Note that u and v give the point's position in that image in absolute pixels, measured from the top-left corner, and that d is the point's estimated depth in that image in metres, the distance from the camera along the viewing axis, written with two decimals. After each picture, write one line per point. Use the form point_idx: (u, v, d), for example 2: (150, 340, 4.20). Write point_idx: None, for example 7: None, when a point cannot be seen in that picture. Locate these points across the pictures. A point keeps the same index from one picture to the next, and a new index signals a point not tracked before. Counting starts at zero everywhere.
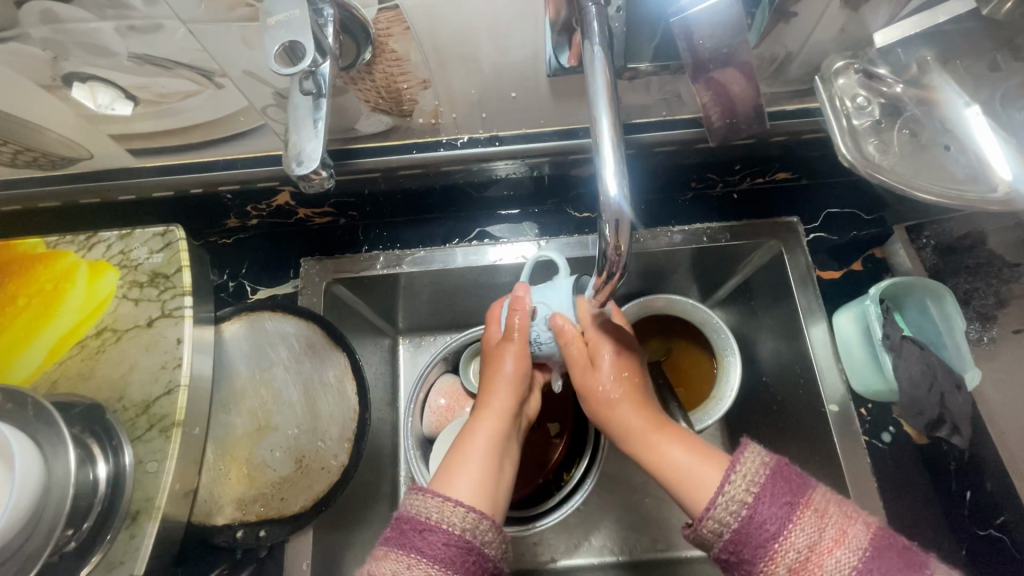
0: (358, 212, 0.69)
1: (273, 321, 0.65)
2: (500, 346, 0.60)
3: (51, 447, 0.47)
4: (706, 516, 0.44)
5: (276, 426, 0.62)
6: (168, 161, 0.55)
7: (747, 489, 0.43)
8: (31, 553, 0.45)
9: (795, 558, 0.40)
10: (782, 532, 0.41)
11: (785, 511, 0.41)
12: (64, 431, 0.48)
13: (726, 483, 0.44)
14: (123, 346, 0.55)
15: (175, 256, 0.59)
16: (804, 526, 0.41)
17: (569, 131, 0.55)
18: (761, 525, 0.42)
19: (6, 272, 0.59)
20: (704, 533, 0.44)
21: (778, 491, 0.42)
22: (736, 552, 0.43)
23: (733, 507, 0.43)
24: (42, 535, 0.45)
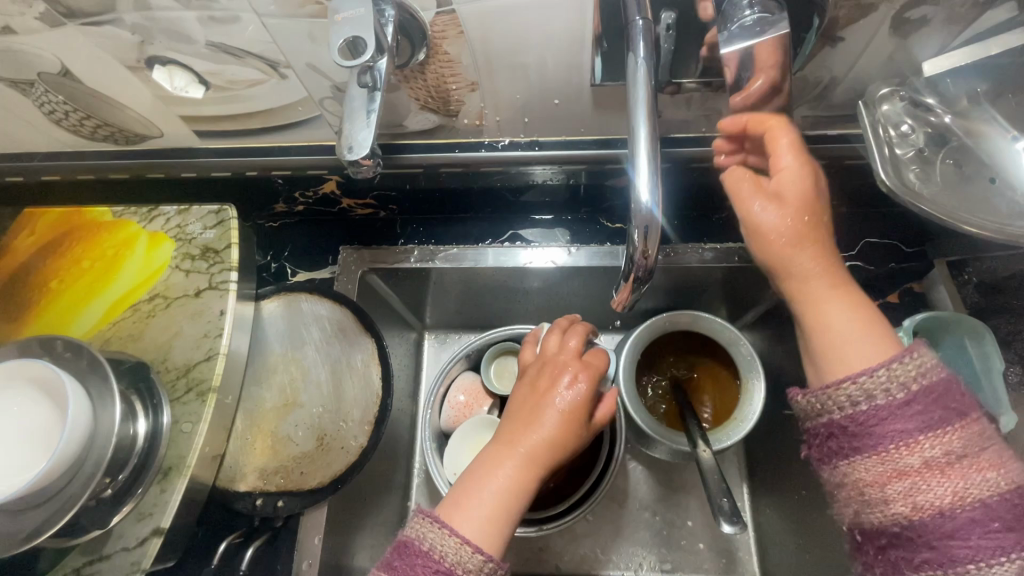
0: (397, 206, 0.72)
1: (309, 303, 0.67)
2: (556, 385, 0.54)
3: (98, 402, 0.51)
4: (845, 392, 0.42)
5: (302, 403, 0.64)
6: (230, 145, 0.59)
7: (914, 376, 0.40)
8: (71, 495, 0.48)
9: (924, 460, 0.38)
10: (925, 433, 0.39)
11: (943, 415, 0.39)
12: (114, 385, 0.51)
13: (895, 362, 0.41)
14: (172, 313, 0.59)
15: (226, 233, 0.63)
16: (959, 437, 0.39)
17: (607, 141, 0.56)
18: (906, 416, 0.39)
19: (76, 236, 0.65)
20: (835, 398, 0.42)
21: (944, 397, 0.40)
22: (855, 428, 0.41)
23: (888, 387, 0.40)
24: (81, 483, 0.49)
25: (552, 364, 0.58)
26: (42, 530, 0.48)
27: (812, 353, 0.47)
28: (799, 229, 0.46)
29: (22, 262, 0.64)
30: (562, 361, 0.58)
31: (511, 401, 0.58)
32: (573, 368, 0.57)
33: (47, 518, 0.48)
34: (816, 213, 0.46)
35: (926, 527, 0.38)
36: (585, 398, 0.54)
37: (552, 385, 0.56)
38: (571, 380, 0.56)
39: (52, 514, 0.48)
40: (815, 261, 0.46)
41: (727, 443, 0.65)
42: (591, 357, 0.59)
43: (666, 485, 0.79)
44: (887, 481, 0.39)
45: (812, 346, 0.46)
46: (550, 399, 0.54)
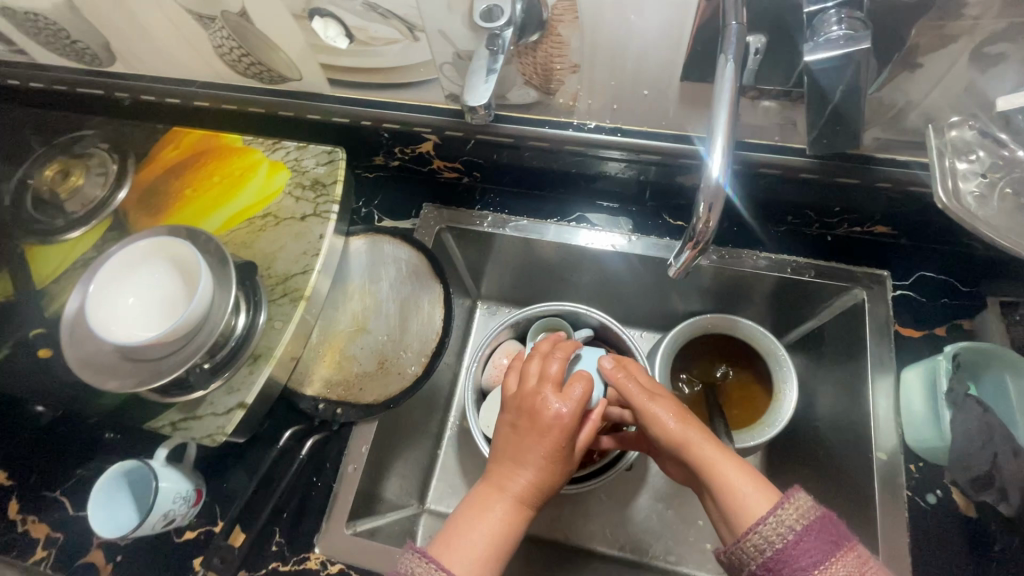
0: (481, 174, 0.80)
1: (391, 246, 0.75)
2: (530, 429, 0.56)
3: (217, 296, 0.59)
4: (751, 534, 0.49)
5: (370, 330, 0.73)
6: (354, 95, 0.69)
7: (797, 511, 0.48)
8: (180, 361, 0.56)
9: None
10: (823, 564, 0.46)
11: (828, 547, 0.47)
12: (233, 282, 0.59)
13: (777, 508, 0.49)
14: (279, 229, 0.69)
15: (335, 171, 0.72)
16: (845, 562, 0.46)
17: (684, 136, 0.61)
18: (800, 554, 0.47)
19: (211, 155, 0.76)
20: (744, 549, 0.49)
21: (825, 531, 0.47)
22: (767, 569, 0.48)
23: (780, 531, 0.48)
24: (188, 351, 0.57)
25: (533, 399, 0.58)
26: (144, 383, 0.55)
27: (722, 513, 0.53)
28: (688, 423, 0.57)
29: (162, 172, 0.76)
30: (542, 394, 0.58)
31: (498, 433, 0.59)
32: (557, 402, 0.56)
33: (156, 375, 0.56)
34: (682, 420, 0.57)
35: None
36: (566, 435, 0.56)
37: (529, 426, 0.57)
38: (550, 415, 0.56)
39: (159, 373, 0.56)
40: (703, 439, 0.55)
41: (750, 442, 0.70)
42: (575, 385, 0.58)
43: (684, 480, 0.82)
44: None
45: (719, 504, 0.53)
46: (532, 443, 0.56)
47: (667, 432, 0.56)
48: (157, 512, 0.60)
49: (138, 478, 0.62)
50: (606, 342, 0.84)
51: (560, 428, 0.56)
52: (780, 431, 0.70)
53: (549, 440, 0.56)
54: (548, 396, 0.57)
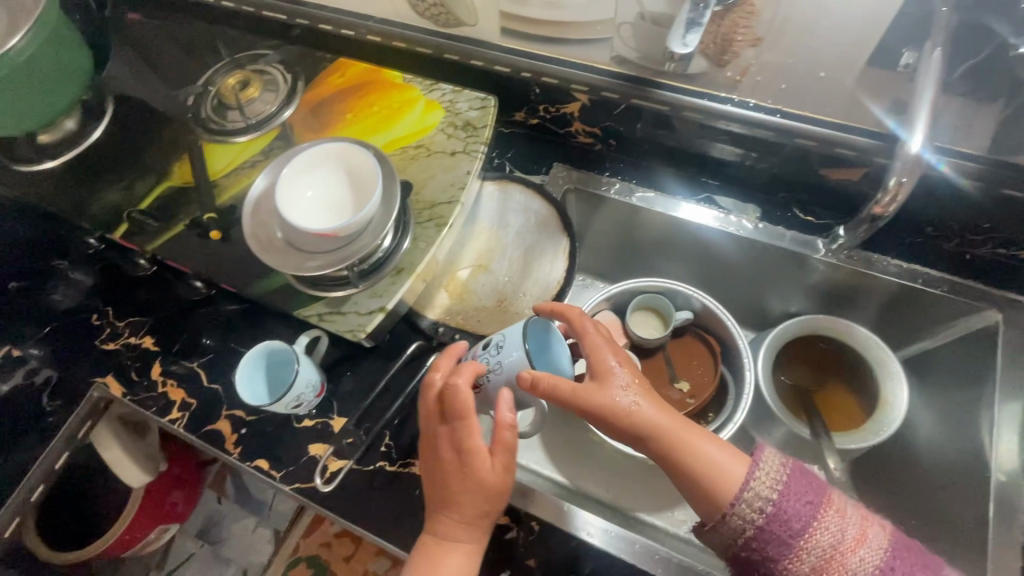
0: (616, 142, 0.82)
1: (522, 195, 0.79)
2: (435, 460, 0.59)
3: (376, 221, 0.64)
4: (735, 507, 0.53)
5: (493, 270, 0.77)
6: (520, 46, 0.72)
7: (774, 474, 0.53)
8: (325, 262, 0.63)
9: (821, 541, 0.50)
10: (807, 519, 0.51)
11: (810, 504, 0.51)
12: (394, 217, 0.63)
13: (753, 473, 0.54)
14: (430, 160, 0.74)
15: (486, 116, 0.77)
16: (828, 517, 0.51)
17: (848, 125, 0.61)
18: (787, 514, 0.51)
19: (374, 86, 0.81)
20: (733, 522, 0.53)
21: (799, 488, 0.52)
22: (763, 538, 0.51)
23: (763, 495, 0.52)
24: (348, 253, 0.63)
25: (427, 431, 0.60)
26: (292, 269, 0.62)
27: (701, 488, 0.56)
28: (637, 392, 0.58)
29: (327, 95, 0.82)
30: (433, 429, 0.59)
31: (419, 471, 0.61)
32: (457, 430, 0.58)
33: (302, 264, 0.63)
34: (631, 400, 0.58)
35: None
36: (466, 457, 0.56)
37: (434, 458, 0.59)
38: (450, 449, 0.58)
39: (302, 265, 0.63)
40: (657, 415, 0.58)
41: (850, 446, 0.71)
42: (456, 386, 0.58)
43: None
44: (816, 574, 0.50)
45: (694, 481, 0.56)
46: (449, 482, 0.57)
47: (620, 420, 0.58)
48: (299, 388, 0.66)
49: (284, 360, 0.71)
50: (709, 324, 0.86)
51: (464, 455, 0.57)
52: (884, 440, 0.70)
53: (463, 471, 0.57)
54: (437, 429, 0.59)
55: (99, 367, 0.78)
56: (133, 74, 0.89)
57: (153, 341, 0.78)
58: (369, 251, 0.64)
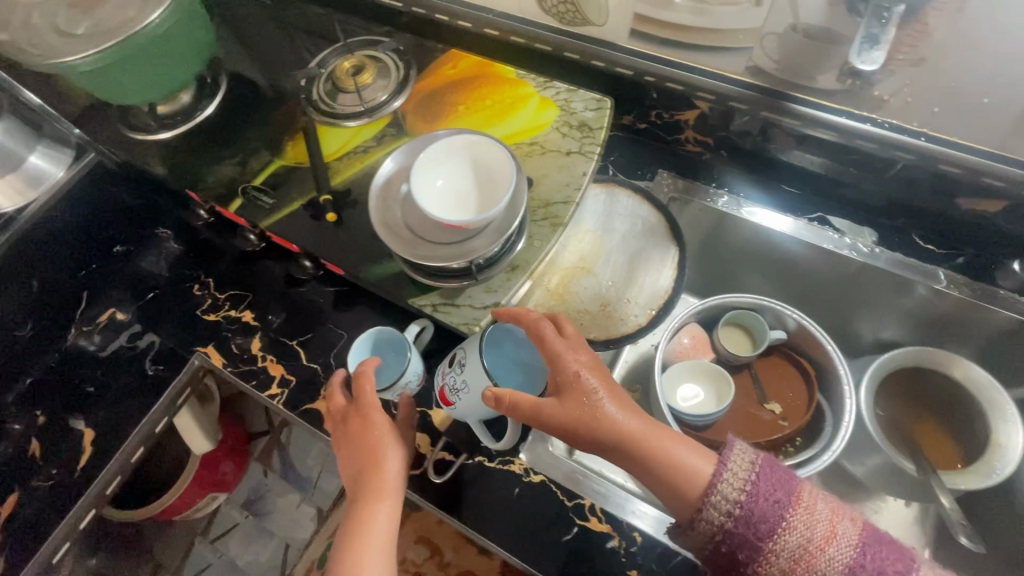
0: (727, 152, 0.81)
1: (630, 201, 0.78)
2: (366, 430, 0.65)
3: (499, 218, 0.63)
4: (704, 512, 0.54)
5: (596, 273, 0.76)
6: (647, 49, 0.71)
7: (742, 472, 0.54)
8: (444, 252, 0.63)
9: (791, 539, 0.51)
10: (777, 515, 0.52)
11: (778, 502, 0.52)
12: (518, 219, 0.62)
13: (722, 474, 0.55)
14: (544, 159, 0.73)
15: (602, 117, 0.76)
16: (798, 513, 0.52)
17: (1000, 155, 0.60)
18: (755, 511, 0.52)
19: (486, 79, 0.81)
20: (706, 522, 0.53)
21: (767, 484, 0.53)
22: (738, 537, 0.52)
23: (733, 493, 0.53)
24: (471, 248, 0.63)
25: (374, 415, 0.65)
26: (411, 254, 0.63)
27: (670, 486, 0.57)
28: (604, 398, 0.59)
29: (439, 86, 0.82)
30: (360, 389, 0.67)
31: (342, 439, 0.67)
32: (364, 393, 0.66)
33: (421, 251, 0.63)
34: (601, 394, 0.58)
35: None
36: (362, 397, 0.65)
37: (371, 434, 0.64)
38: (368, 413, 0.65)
39: (422, 251, 0.63)
40: (624, 424, 0.58)
41: (963, 487, 0.70)
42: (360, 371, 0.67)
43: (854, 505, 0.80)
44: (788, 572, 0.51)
45: (660, 480, 0.58)
46: (362, 443, 0.64)
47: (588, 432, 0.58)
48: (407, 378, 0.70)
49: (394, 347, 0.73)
50: (803, 346, 0.84)
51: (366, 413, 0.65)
52: (999, 483, 0.69)
53: (377, 433, 0.64)
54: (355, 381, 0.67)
55: (201, 336, 0.80)
56: (245, 50, 0.90)
57: (253, 316, 0.81)
58: (488, 248, 0.63)
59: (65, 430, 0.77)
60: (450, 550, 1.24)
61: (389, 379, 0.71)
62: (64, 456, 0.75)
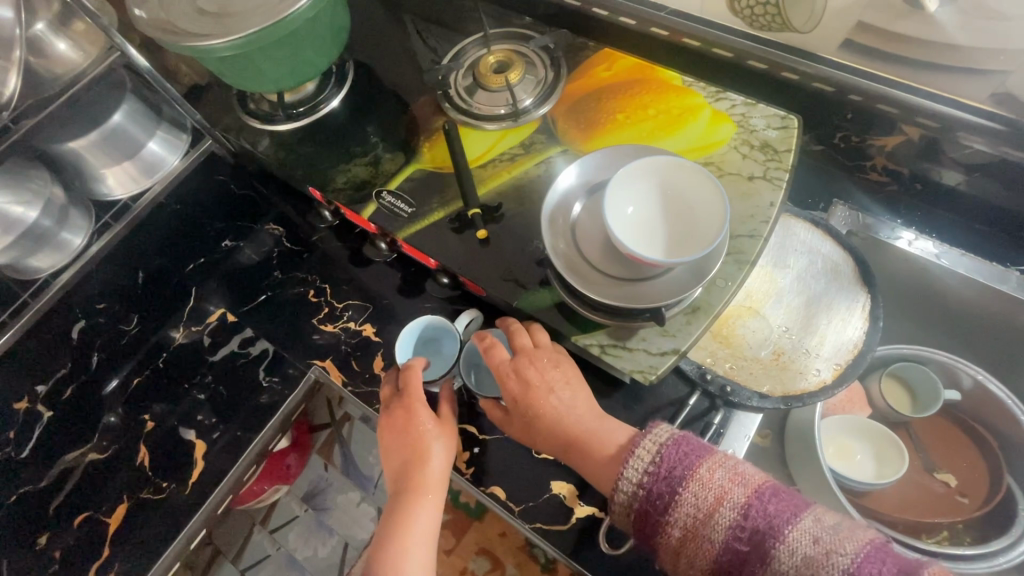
0: (921, 185, 0.71)
1: (809, 235, 0.69)
2: (405, 422, 0.62)
3: (687, 261, 0.54)
4: (614, 495, 0.52)
5: (765, 315, 0.67)
6: (859, 65, 0.61)
7: (647, 455, 0.51)
8: (621, 292, 0.56)
9: (685, 516, 0.48)
10: (673, 491, 0.48)
11: (673, 480, 0.49)
12: (714, 267, 0.52)
13: (627, 459, 0.52)
14: (723, 183, 0.64)
15: (787, 138, 0.66)
16: (693, 487, 0.48)
17: None
18: (655, 492, 0.49)
19: (650, 86, 0.72)
20: (617, 504, 0.52)
21: (668, 463, 0.50)
22: (644, 520, 0.50)
23: (634, 474, 0.51)
24: (648, 294, 0.55)
25: (404, 405, 0.63)
26: (581, 287, 0.56)
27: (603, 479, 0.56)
28: (545, 386, 0.60)
29: (594, 89, 0.74)
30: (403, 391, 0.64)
31: (380, 431, 0.64)
32: (408, 387, 0.64)
33: (593, 286, 0.56)
34: (538, 403, 0.59)
35: (738, 568, 0.45)
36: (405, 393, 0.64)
37: (408, 424, 0.62)
38: (411, 409, 0.63)
39: (593, 286, 0.56)
40: (565, 411, 0.59)
41: None
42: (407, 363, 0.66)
43: None
44: (682, 545, 0.48)
45: (596, 468, 0.56)
46: (403, 437, 0.62)
47: (536, 424, 0.60)
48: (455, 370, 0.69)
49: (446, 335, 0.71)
50: (983, 412, 0.74)
51: (410, 408, 0.62)
52: None
53: (420, 429, 0.61)
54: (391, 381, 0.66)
55: (316, 347, 0.75)
56: (374, 35, 0.83)
57: (373, 330, 0.75)
58: (671, 292, 0.55)
59: (175, 437, 0.77)
60: (513, 566, 1.04)
61: (438, 370, 0.70)
62: (183, 468, 0.75)
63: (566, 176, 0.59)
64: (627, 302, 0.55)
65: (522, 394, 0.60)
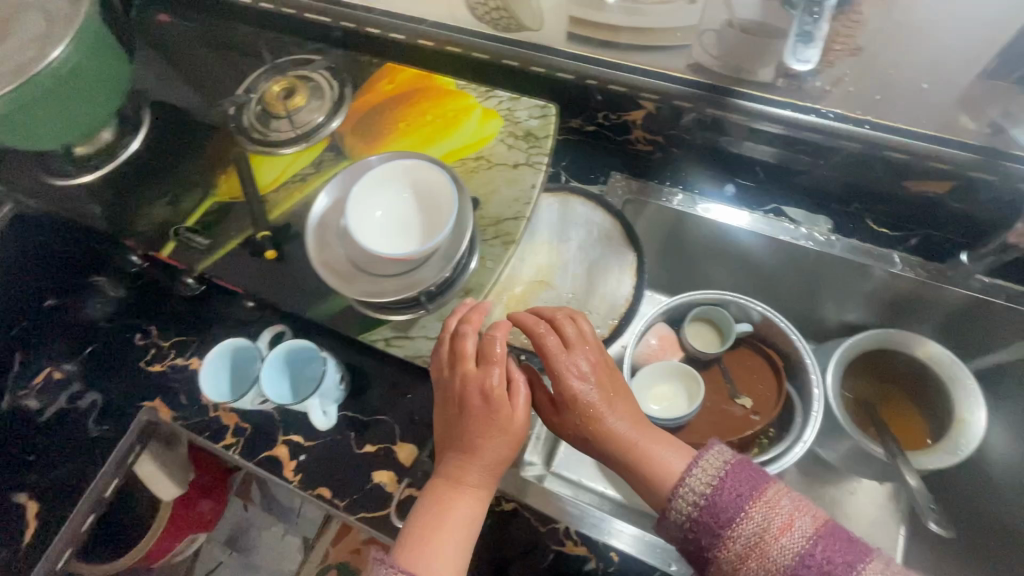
0: (679, 150, 0.79)
1: (583, 207, 0.76)
2: (467, 408, 0.55)
3: (446, 242, 0.60)
4: (672, 501, 0.53)
5: (555, 285, 0.73)
6: (587, 53, 0.69)
7: (712, 469, 0.53)
8: (396, 286, 0.60)
9: (751, 538, 0.48)
10: (739, 510, 0.49)
11: (739, 496, 0.50)
12: (467, 239, 0.59)
13: (692, 470, 0.53)
14: (491, 173, 0.70)
15: (547, 125, 0.73)
16: (758, 508, 0.49)
17: (946, 137, 0.59)
18: (721, 507, 0.50)
19: (426, 93, 0.77)
20: (675, 510, 0.53)
21: (735, 482, 0.51)
22: (701, 534, 0.51)
23: (701, 488, 0.52)
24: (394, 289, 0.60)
25: (471, 386, 0.55)
26: (359, 294, 0.59)
27: (643, 486, 0.57)
28: (607, 399, 0.59)
29: (377, 103, 0.78)
30: (467, 367, 0.56)
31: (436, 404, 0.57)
32: (488, 376, 0.55)
33: (366, 289, 0.60)
34: (600, 422, 0.58)
35: None
36: (478, 375, 0.55)
37: (473, 408, 0.55)
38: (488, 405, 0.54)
39: (367, 290, 0.60)
40: (628, 429, 0.58)
41: (932, 466, 0.68)
42: (495, 346, 0.56)
43: (824, 491, 0.81)
44: (744, 563, 0.48)
45: (643, 475, 0.57)
46: (473, 430, 0.55)
47: (591, 429, 0.58)
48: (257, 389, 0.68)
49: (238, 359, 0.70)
50: (769, 339, 0.84)
51: (492, 399, 0.54)
52: (965, 460, 0.68)
53: (495, 428, 0.55)
54: (470, 354, 0.56)
55: (145, 389, 0.76)
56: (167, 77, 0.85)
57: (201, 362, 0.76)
58: (440, 271, 0.60)
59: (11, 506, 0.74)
60: None
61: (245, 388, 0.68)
62: (18, 535, 0.74)
63: (319, 199, 0.62)
64: (405, 293, 0.60)
65: (587, 392, 0.58)
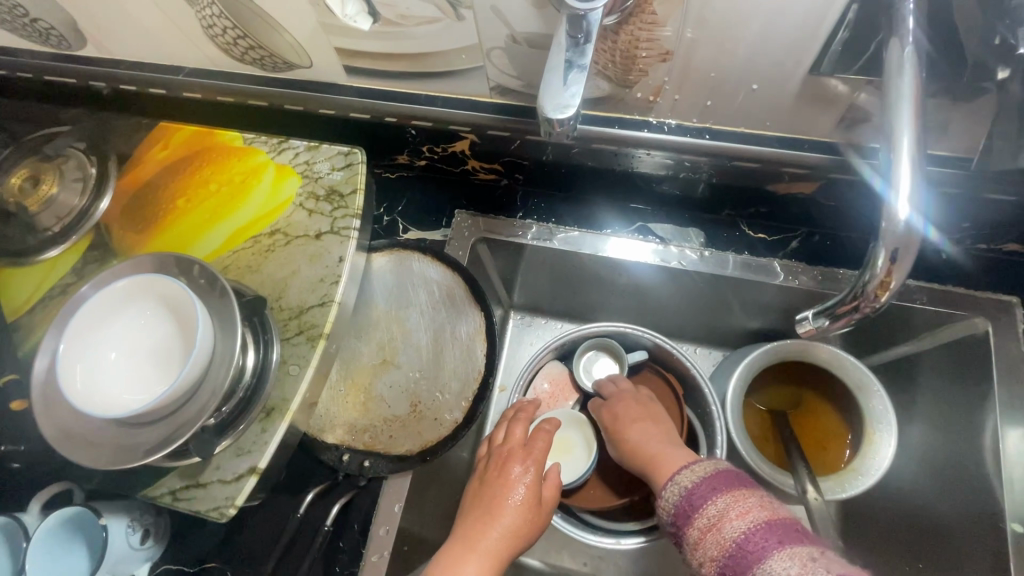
0: (524, 175, 0.68)
1: (420, 263, 0.65)
2: (503, 466, 0.60)
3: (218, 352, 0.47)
4: (661, 495, 0.54)
5: (400, 364, 0.62)
6: (376, 87, 0.57)
7: (698, 469, 0.53)
8: (157, 434, 0.45)
9: (706, 526, 0.48)
10: (704, 503, 0.49)
11: (708, 489, 0.50)
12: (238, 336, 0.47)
13: (682, 471, 0.54)
14: (290, 250, 0.57)
15: (353, 176, 0.60)
16: (719, 500, 0.49)
17: (793, 139, 0.51)
18: (691, 497, 0.51)
19: (208, 157, 0.63)
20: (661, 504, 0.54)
21: (713, 481, 0.51)
22: (673, 521, 0.51)
23: (682, 483, 0.52)
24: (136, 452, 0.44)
25: (505, 451, 0.62)
26: (108, 462, 0.44)
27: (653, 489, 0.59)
28: (638, 417, 0.67)
29: (148, 178, 0.63)
30: (509, 440, 0.63)
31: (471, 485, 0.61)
32: (522, 433, 0.64)
33: (118, 455, 0.44)
34: (623, 432, 0.66)
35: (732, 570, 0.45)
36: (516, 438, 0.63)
37: (504, 469, 0.60)
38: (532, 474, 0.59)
39: (117, 455, 0.44)
40: (644, 439, 0.64)
41: (843, 496, 0.60)
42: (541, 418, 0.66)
43: None
44: (696, 547, 0.48)
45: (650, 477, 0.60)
46: (500, 485, 0.58)
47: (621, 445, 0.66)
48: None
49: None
50: (666, 366, 0.75)
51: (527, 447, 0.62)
52: (878, 479, 0.60)
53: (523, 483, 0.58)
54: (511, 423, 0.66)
55: None
56: None
57: None
58: (218, 391, 0.47)
59: None
60: None
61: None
62: None
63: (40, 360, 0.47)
64: (173, 439, 0.45)
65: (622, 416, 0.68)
